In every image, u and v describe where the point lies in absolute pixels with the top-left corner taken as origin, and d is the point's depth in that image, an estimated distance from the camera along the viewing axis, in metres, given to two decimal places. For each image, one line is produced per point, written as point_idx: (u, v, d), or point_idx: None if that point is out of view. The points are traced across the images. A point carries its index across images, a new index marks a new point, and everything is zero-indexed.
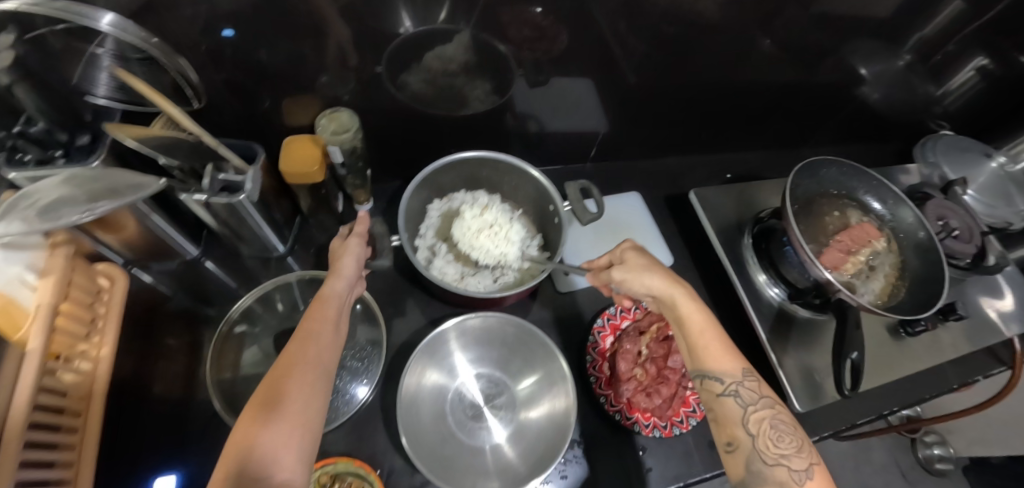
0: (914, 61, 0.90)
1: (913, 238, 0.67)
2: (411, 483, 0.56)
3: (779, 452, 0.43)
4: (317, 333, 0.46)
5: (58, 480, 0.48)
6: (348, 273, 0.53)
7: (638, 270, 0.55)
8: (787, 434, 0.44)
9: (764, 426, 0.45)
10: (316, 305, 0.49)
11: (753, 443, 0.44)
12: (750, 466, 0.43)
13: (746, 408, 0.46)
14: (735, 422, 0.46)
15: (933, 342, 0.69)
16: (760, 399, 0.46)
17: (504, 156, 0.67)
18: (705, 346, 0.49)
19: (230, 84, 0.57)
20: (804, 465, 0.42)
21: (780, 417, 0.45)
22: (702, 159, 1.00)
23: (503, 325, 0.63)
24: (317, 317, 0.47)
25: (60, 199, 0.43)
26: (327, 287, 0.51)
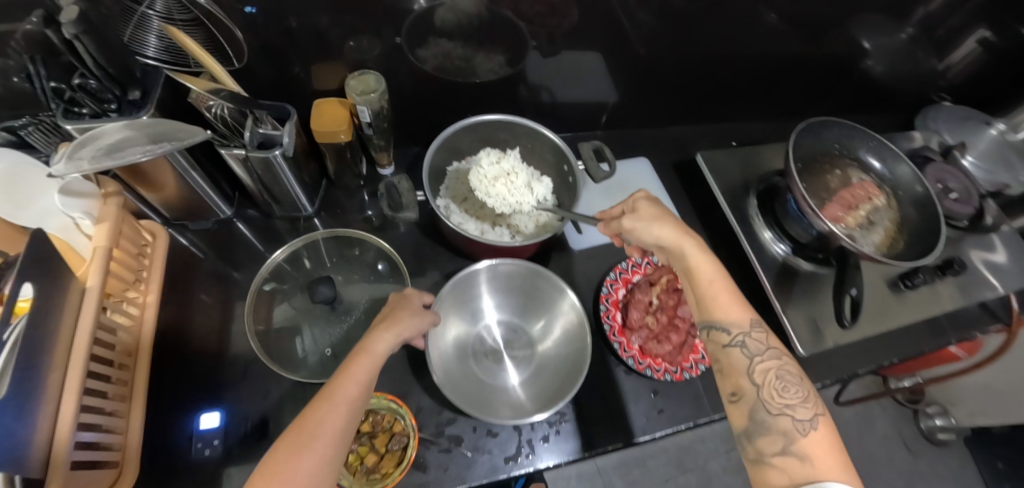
0: (916, 34, 0.92)
1: (911, 194, 0.70)
2: (438, 422, 0.60)
3: (783, 402, 0.43)
4: (347, 398, 0.45)
5: (114, 409, 0.53)
6: (405, 333, 0.53)
7: (649, 218, 0.56)
8: (792, 385, 0.45)
9: (770, 378, 0.45)
10: (359, 361, 0.48)
11: (757, 393, 0.44)
12: (753, 415, 0.43)
13: (752, 358, 0.46)
14: (739, 372, 0.46)
15: (931, 296, 0.72)
16: (766, 350, 0.46)
17: (521, 119, 0.71)
18: (712, 296, 0.50)
19: (262, 50, 0.61)
20: (809, 415, 0.42)
21: (789, 368, 0.45)
22: (709, 129, 1.03)
23: (522, 270, 0.66)
24: (354, 382, 0.46)
25: (122, 140, 0.47)
26: (375, 343, 0.50)
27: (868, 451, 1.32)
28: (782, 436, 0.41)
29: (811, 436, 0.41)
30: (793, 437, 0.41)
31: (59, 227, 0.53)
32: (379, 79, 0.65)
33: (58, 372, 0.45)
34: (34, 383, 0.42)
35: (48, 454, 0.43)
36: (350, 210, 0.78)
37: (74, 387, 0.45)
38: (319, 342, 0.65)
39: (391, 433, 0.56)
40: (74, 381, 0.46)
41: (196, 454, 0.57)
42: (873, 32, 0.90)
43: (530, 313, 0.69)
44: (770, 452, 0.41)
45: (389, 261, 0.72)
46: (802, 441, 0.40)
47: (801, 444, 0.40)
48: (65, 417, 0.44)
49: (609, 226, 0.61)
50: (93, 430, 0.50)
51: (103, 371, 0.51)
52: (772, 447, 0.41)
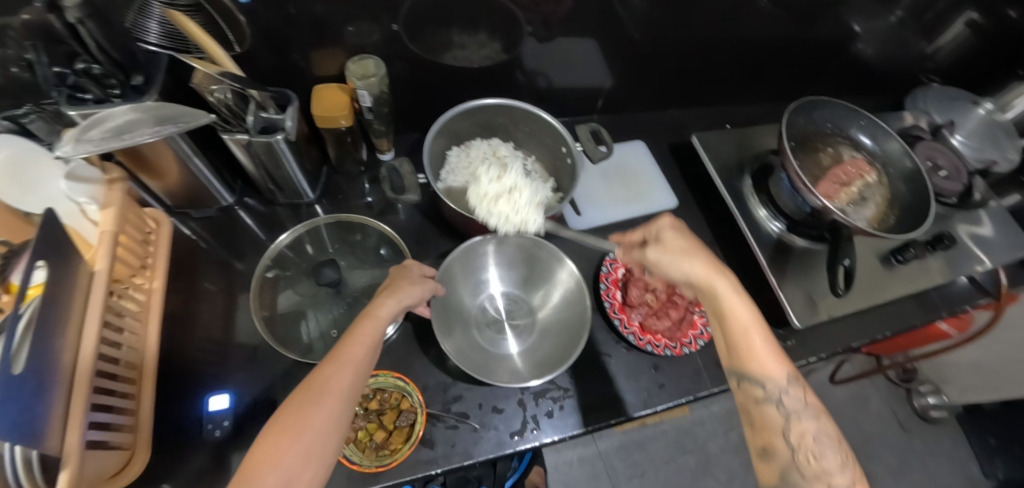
0: (905, 16, 0.94)
1: (902, 170, 0.71)
2: (444, 400, 0.61)
3: (819, 464, 0.45)
4: (354, 359, 0.46)
5: (125, 391, 0.54)
6: (406, 299, 0.53)
7: (677, 253, 0.54)
8: (829, 445, 0.46)
9: (807, 439, 0.46)
10: (364, 325, 0.49)
11: (792, 455, 0.46)
12: (785, 477, 0.45)
13: (788, 417, 0.47)
14: (774, 430, 0.48)
15: (922, 270, 0.74)
16: (804, 405, 0.48)
17: (518, 102, 0.71)
18: (747, 348, 0.50)
19: (262, 36, 0.62)
20: (846, 481, 0.44)
21: (825, 430, 0.47)
22: (704, 112, 1.05)
23: (522, 240, 0.68)
24: (360, 345, 0.47)
25: (127, 122, 0.47)
26: (379, 307, 0.51)
27: (863, 429, 1.35)
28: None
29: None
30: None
31: (65, 211, 0.53)
32: (378, 64, 0.65)
33: (70, 353, 0.46)
34: (48, 361, 0.43)
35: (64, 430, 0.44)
36: (351, 197, 0.79)
37: (85, 367, 0.46)
38: (324, 325, 0.66)
39: (399, 410, 0.58)
40: (86, 361, 0.47)
41: (207, 435, 0.57)
42: (863, 15, 0.91)
43: (529, 284, 0.71)
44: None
45: (390, 245, 0.73)
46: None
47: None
48: (79, 394, 0.45)
49: (631, 253, 0.59)
50: (105, 411, 0.51)
51: (112, 354, 0.52)
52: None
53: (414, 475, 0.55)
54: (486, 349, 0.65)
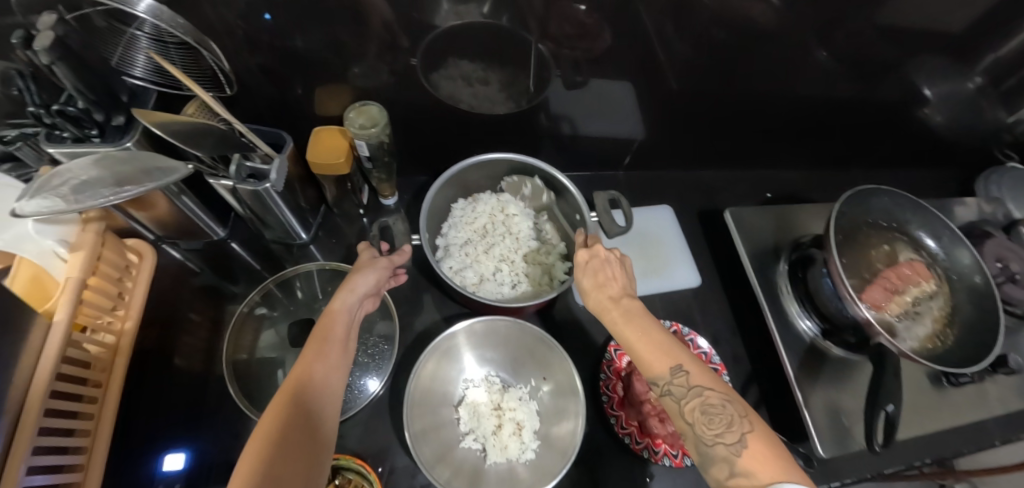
0: (985, 85, 0.82)
1: (967, 282, 0.62)
2: (412, 485, 0.56)
3: (714, 432, 0.37)
4: (327, 351, 0.46)
5: (77, 446, 0.50)
6: (361, 288, 0.52)
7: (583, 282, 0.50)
8: (722, 414, 0.38)
9: (698, 414, 0.38)
10: (326, 321, 0.48)
11: (693, 431, 0.39)
12: (698, 450, 0.38)
13: (679, 403, 0.39)
14: (674, 415, 0.40)
15: (977, 395, 0.65)
16: (690, 389, 0.39)
17: (533, 159, 0.65)
18: (642, 352, 0.43)
19: (265, 69, 0.57)
20: (736, 437, 0.37)
21: (715, 399, 0.39)
22: (741, 175, 0.96)
23: (526, 334, 0.61)
24: (329, 339, 0.47)
25: (89, 180, 0.44)
26: (335, 301, 0.50)
27: None
28: (726, 462, 0.36)
29: (745, 457, 0.35)
30: (734, 462, 0.36)
31: (37, 253, 0.51)
32: (382, 111, 0.60)
33: (9, 417, 0.42)
34: None
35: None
36: (348, 237, 0.74)
37: (26, 431, 0.43)
38: None
39: None
40: (27, 422, 0.43)
41: None
42: (937, 79, 0.81)
43: (526, 378, 0.64)
44: (724, 478, 0.36)
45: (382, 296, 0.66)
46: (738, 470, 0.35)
47: (742, 464, 0.35)
48: (14, 464, 0.41)
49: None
50: (52, 471, 0.47)
51: (65, 408, 0.49)
52: (721, 479, 0.36)
53: None
54: (453, 435, 0.59)
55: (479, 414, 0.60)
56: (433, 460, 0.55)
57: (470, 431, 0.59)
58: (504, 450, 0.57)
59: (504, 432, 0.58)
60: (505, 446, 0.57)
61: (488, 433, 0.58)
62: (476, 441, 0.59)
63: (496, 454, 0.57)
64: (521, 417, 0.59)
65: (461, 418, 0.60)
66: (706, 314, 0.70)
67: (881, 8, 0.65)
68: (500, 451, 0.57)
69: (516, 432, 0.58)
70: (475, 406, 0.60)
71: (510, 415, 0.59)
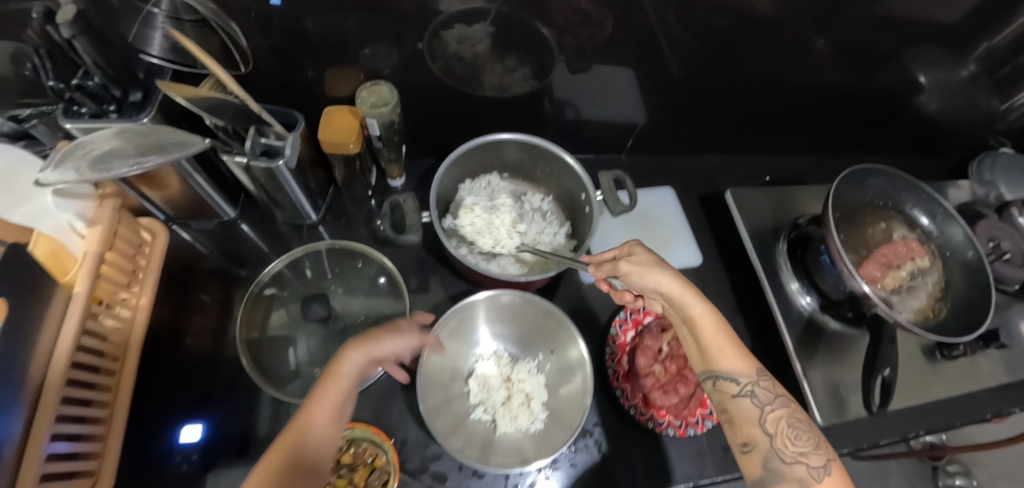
0: (979, 72, 0.84)
1: (960, 257, 0.64)
2: (423, 456, 0.57)
3: (797, 449, 0.40)
4: (323, 425, 0.43)
5: (96, 416, 0.52)
6: (374, 352, 0.49)
7: (648, 264, 0.50)
8: (803, 432, 0.42)
9: (782, 425, 0.42)
10: (327, 387, 0.45)
11: (770, 443, 0.41)
12: (768, 464, 0.40)
13: (764, 408, 0.43)
14: (751, 421, 0.43)
15: (969, 368, 0.67)
16: (775, 398, 0.43)
17: (539, 140, 0.67)
18: (717, 346, 0.46)
19: (277, 51, 0.58)
20: (821, 461, 0.40)
21: (798, 414, 0.43)
22: (741, 160, 0.97)
23: (533, 307, 0.62)
24: (329, 404, 0.44)
25: (112, 150, 0.45)
26: (342, 364, 0.46)
27: None
28: (798, 482, 0.39)
29: (827, 480, 0.39)
30: (809, 484, 0.39)
31: (54, 227, 0.51)
32: (393, 92, 0.61)
33: (33, 386, 0.43)
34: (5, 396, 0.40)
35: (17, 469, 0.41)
36: (356, 218, 0.75)
37: (49, 400, 0.44)
38: (313, 355, 0.63)
39: (372, 467, 0.53)
40: (50, 392, 0.44)
41: (173, 468, 0.56)
42: (932, 67, 0.82)
43: (534, 353, 0.66)
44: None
45: (391, 275, 0.68)
46: None
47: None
48: (38, 430, 0.42)
49: (600, 269, 0.54)
50: (72, 440, 0.48)
51: (83, 379, 0.50)
52: None
53: None
54: (464, 406, 0.61)
55: (488, 388, 0.61)
56: (445, 428, 0.56)
57: (480, 403, 0.61)
58: (513, 421, 0.59)
59: (513, 403, 0.59)
60: (515, 416, 0.59)
61: (498, 404, 0.60)
62: (486, 412, 0.60)
63: (506, 424, 0.58)
64: (531, 390, 0.61)
65: (471, 391, 0.62)
66: (708, 293, 0.72)
67: None
68: (510, 421, 0.59)
69: (525, 403, 0.60)
70: (485, 379, 0.62)
71: (520, 389, 0.61)
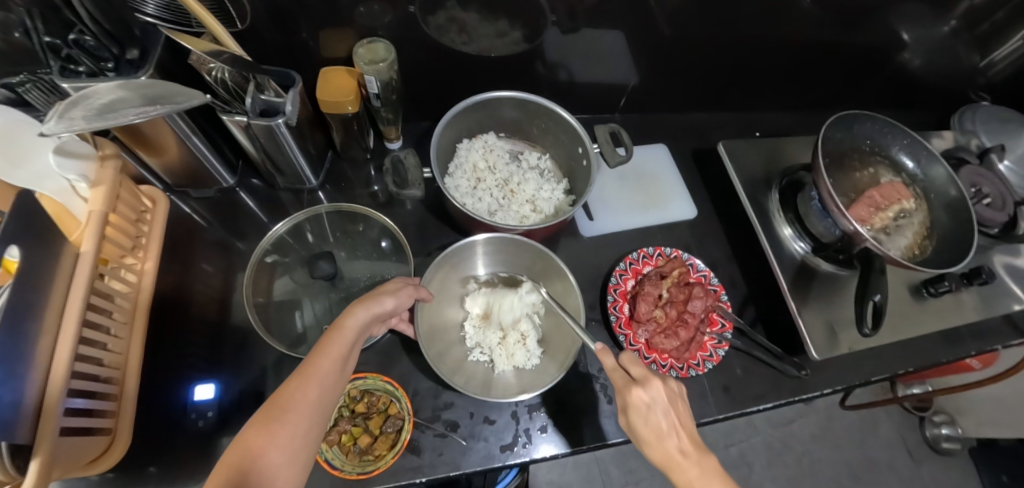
0: (960, 26, 0.86)
1: (944, 197, 0.66)
2: (434, 406, 0.58)
3: None
4: (326, 371, 0.45)
5: (108, 377, 0.52)
6: (376, 309, 0.51)
7: (651, 433, 0.43)
8: None
9: None
10: (332, 338, 0.47)
11: None
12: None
13: None
14: None
15: (954, 303, 0.70)
16: None
17: (535, 96, 0.68)
18: None
19: (269, 11, 0.58)
20: None
21: None
22: (731, 118, 0.99)
23: (523, 248, 0.63)
24: (331, 354, 0.46)
25: (115, 101, 0.45)
26: (346, 318, 0.49)
27: (868, 456, 1.19)
28: None
29: None
30: None
31: (56, 189, 0.51)
32: (388, 48, 0.61)
33: (47, 338, 0.44)
34: (20, 346, 0.41)
35: (35, 418, 0.42)
36: (355, 183, 0.76)
37: (62, 352, 0.44)
38: (318, 317, 0.63)
39: (386, 415, 0.55)
40: (63, 344, 0.45)
41: (189, 425, 0.57)
42: (914, 22, 0.84)
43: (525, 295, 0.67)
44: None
45: (392, 237, 0.69)
46: None
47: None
48: (54, 382, 0.43)
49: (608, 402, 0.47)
50: (87, 397, 0.49)
51: (95, 338, 0.50)
52: None
53: (398, 482, 0.53)
54: (462, 350, 0.62)
55: (482, 329, 0.62)
56: (448, 369, 0.58)
57: (475, 345, 0.62)
58: (511, 358, 0.60)
59: (509, 342, 0.61)
60: (512, 354, 0.60)
61: (494, 344, 0.61)
62: (483, 354, 0.61)
63: (504, 362, 0.60)
64: (525, 327, 0.62)
65: (466, 335, 0.62)
66: (704, 244, 0.74)
67: None
68: (507, 359, 0.60)
69: (521, 341, 0.61)
70: (479, 321, 0.63)
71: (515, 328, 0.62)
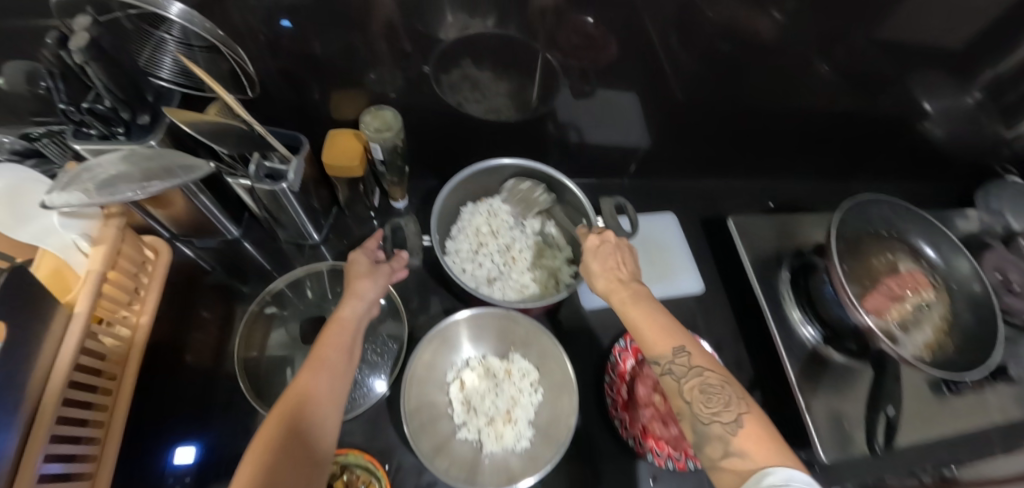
0: (985, 100, 0.83)
1: (967, 290, 0.63)
2: (417, 483, 0.57)
3: (711, 410, 0.39)
4: (333, 358, 0.45)
5: (91, 437, 0.51)
6: (367, 295, 0.52)
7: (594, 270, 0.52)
8: (719, 393, 0.40)
9: (697, 393, 0.40)
10: (331, 329, 0.48)
11: (691, 410, 0.40)
12: (695, 429, 0.39)
13: (680, 381, 0.41)
14: (673, 394, 0.42)
15: (976, 403, 0.66)
16: (691, 370, 0.42)
17: (541, 166, 0.68)
18: (641, 331, 0.46)
19: (284, 73, 0.59)
20: (734, 415, 0.38)
21: (714, 378, 0.41)
22: (743, 186, 0.98)
23: (514, 321, 0.62)
24: (335, 343, 0.46)
25: (116, 174, 0.46)
26: (344, 309, 0.50)
27: None
28: (720, 441, 0.37)
29: (740, 436, 0.37)
30: (728, 440, 0.37)
31: (60, 247, 0.52)
32: (397, 117, 0.62)
33: (34, 392, 0.44)
34: (4, 412, 0.40)
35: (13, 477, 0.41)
36: (358, 238, 0.76)
37: (47, 413, 0.44)
38: None
39: None
40: (51, 397, 0.45)
41: None
42: (937, 94, 0.82)
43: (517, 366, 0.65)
44: (718, 457, 0.37)
45: (391, 296, 0.67)
46: (733, 442, 0.37)
47: (738, 443, 0.36)
48: (35, 441, 0.42)
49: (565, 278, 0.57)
50: (66, 460, 0.47)
51: (82, 396, 0.50)
52: (715, 456, 0.37)
53: None
54: (449, 426, 0.60)
55: (471, 406, 0.60)
56: (431, 449, 0.56)
57: (464, 423, 0.60)
58: (500, 439, 0.58)
59: (499, 422, 0.59)
60: (501, 435, 0.58)
61: (483, 424, 0.59)
62: (471, 433, 0.59)
63: (492, 442, 0.58)
64: (515, 403, 0.61)
65: (454, 411, 0.60)
66: (710, 322, 0.71)
67: (884, 24, 0.66)
68: (496, 439, 0.58)
69: (511, 420, 0.59)
70: (468, 396, 0.61)
71: (507, 405, 0.60)
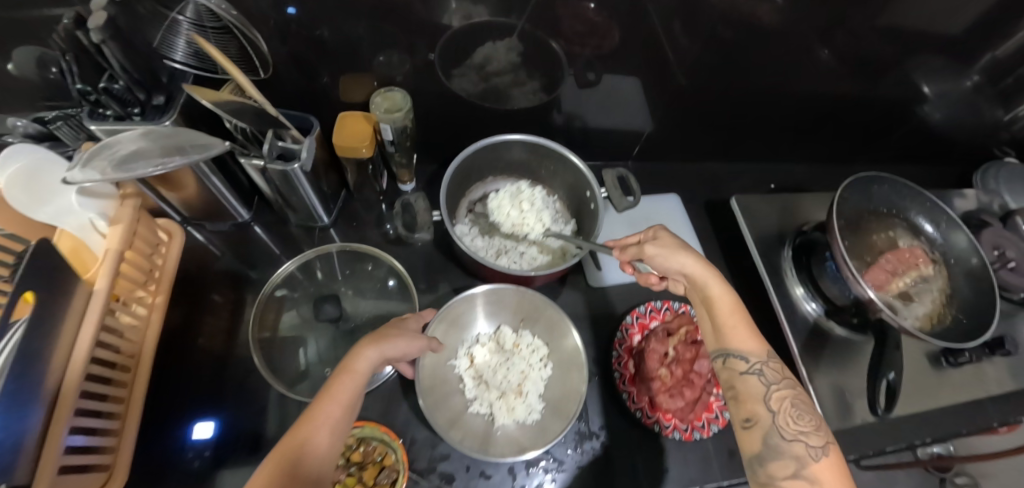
0: (982, 83, 0.84)
1: (965, 264, 0.65)
2: (431, 456, 0.58)
3: (797, 428, 0.41)
4: (333, 416, 0.43)
5: (111, 412, 0.52)
6: (387, 346, 0.49)
7: (672, 246, 0.53)
8: (806, 414, 0.43)
9: (785, 404, 0.43)
10: (341, 379, 0.45)
11: (772, 420, 0.42)
12: (767, 440, 0.41)
13: (769, 387, 0.44)
14: (755, 399, 0.44)
15: (975, 374, 0.68)
16: (781, 380, 0.45)
17: (546, 141, 0.68)
18: (732, 327, 0.48)
19: (293, 57, 0.60)
20: (820, 443, 0.41)
21: (801, 397, 0.44)
22: (745, 169, 0.99)
23: (523, 296, 0.64)
24: (342, 397, 0.44)
25: (135, 152, 0.48)
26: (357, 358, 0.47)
27: None
28: (795, 461, 0.40)
29: (821, 463, 0.39)
30: (805, 463, 0.39)
31: (76, 226, 0.53)
32: (405, 98, 0.63)
33: (57, 364, 0.44)
34: (27, 389, 0.40)
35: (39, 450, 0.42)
36: (367, 222, 0.77)
37: (69, 391, 0.44)
38: (322, 357, 0.63)
39: (381, 466, 0.53)
40: (72, 374, 0.45)
41: (185, 464, 0.57)
42: (937, 77, 0.83)
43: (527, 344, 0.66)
44: (781, 476, 0.39)
45: (400, 278, 0.69)
46: (813, 466, 0.39)
47: (815, 470, 0.39)
48: (59, 415, 0.43)
49: (624, 252, 0.58)
50: (88, 434, 0.49)
51: (102, 373, 0.51)
52: (784, 473, 0.39)
53: None
54: (461, 400, 0.61)
55: (482, 380, 0.62)
56: (443, 422, 0.57)
57: (476, 398, 0.61)
58: (511, 412, 0.59)
59: (510, 396, 0.60)
60: (512, 408, 0.59)
61: (495, 397, 0.60)
62: (483, 407, 0.60)
63: (504, 415, 0.59)
64: (525, 378, 0.62)
65: (465, 386, 0.62)
66: None
67: (883, 8, 0.67)
68: (507, 412, 0.59)
69: (522, 395, 0.61)
70: (478, 371, 0.63)
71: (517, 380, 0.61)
